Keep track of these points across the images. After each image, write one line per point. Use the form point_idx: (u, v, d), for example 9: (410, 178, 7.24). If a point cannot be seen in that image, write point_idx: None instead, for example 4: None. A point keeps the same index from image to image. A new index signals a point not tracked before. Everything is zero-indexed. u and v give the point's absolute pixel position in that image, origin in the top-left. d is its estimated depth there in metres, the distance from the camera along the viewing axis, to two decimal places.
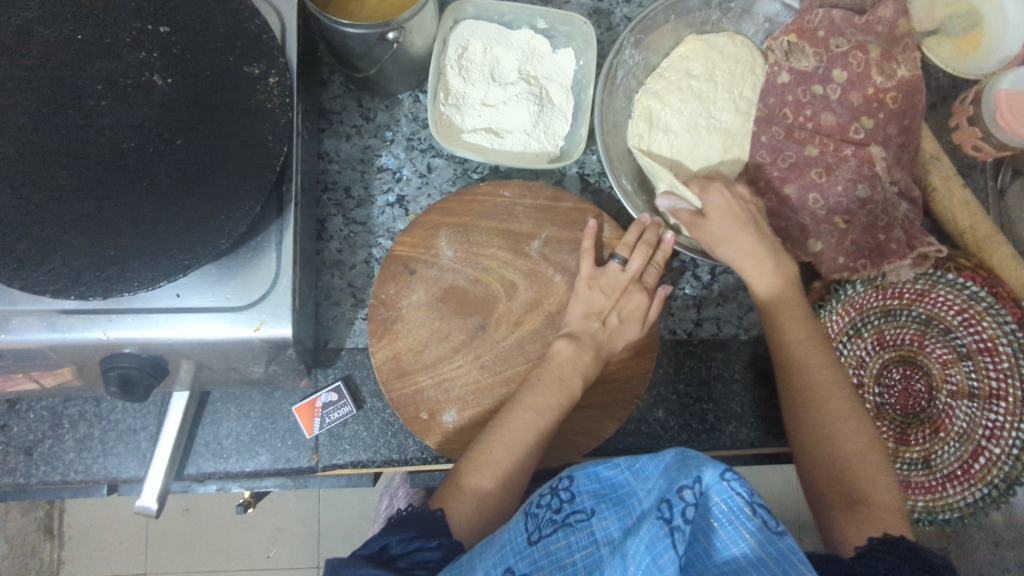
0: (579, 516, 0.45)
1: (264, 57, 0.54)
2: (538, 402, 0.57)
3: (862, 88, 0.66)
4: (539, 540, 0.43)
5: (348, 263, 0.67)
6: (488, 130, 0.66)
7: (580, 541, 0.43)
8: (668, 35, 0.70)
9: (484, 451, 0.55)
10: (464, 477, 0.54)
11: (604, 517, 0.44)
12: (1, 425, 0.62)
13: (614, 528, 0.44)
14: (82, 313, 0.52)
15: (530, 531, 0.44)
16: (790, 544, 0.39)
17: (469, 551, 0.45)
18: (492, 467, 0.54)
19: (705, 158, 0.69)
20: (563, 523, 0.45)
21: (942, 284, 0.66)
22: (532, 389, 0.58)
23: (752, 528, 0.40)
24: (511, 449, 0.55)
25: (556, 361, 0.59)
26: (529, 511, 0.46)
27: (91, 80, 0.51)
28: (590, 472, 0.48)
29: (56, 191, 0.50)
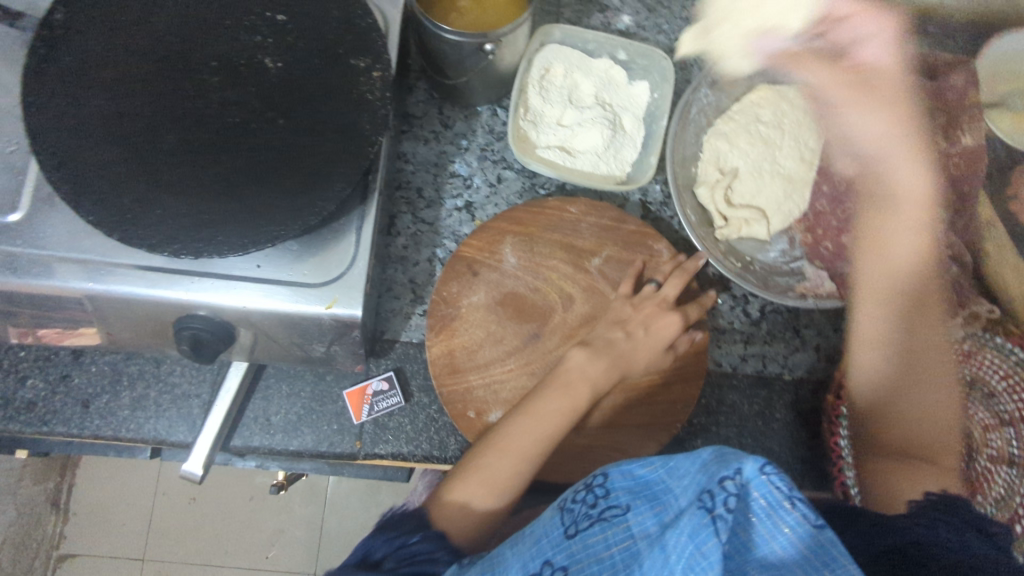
0: (613, 511, 0.47)
1: (369, 52, 0.57)
2: (548, 412, 0.57)
3: (923, 151, 0.68)
4: (576, 534, 0.46)
5: (412, 259, 0.69)
6: (560, 148, 0.69)
7: (615, 536, 0.45)
8: (741, 81, 0.74)
9: (484, 460, 0.56)
10: (456, 487, 0.56)
11: (639, 513, 0.46)
12: (63, 375, 0.64)
13: (649, 523, 0.45)
14: (167, 272, 0.54)
15: (566, 527, 0.47)
16: (830, 537, 0.39)
17: (510, 544, 0.49)
18: (494, 481, 0.55)
19: (767, 203, 0.70)
20: (600, 519, 0.47)
21: (989, 347, 0.68)
22: (541, 402, 0.58)
23: (792, 521, 0.39)
24: (517, 463, 0.56)
25: (572, 379, 0.60)
26: (566, 507, 0.49)
27: (208, 57, 0.55)
28: (626, 471, 0.50)
29: (163, 154, 0.53)
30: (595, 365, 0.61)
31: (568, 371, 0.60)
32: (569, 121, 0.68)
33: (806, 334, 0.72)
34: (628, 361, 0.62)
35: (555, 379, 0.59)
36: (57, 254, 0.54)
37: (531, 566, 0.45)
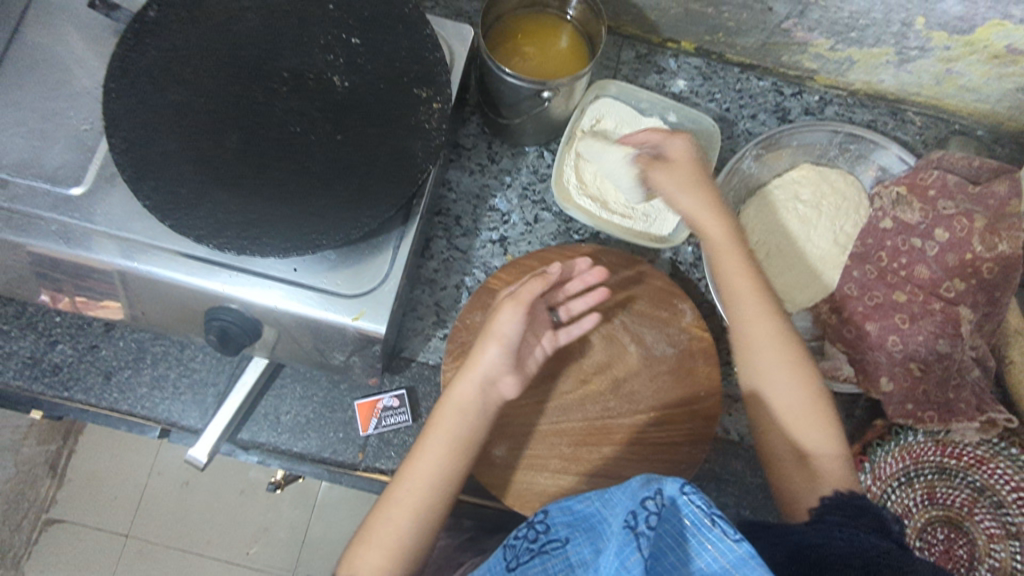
0: (554, 545, 0.47)
1: (432, 84, 0.59)
2: (438, 459, 0.57)
3: (959, 251, 0.68)
4: (517, 567, 0.47)
5: (440, 284, 0.71)
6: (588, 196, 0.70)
7: (555, 566, 0.46)
8: (786, 157, 0.75)
9: (382, 520, 0.56)
10: (357, 556, 0.55)
11: (579, 543, 0.47)
12: (91, 344, 0.66)
13: (587, 552, 0.46)
14: (208, 263, 0.57)
15: (508, 561, 0.48)
16: (749, 550, 0.38)
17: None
18: (387, 542, 0.55)
19: (794, 280, 0.71)
20: (541, 551, 0.48)
21: (1002, 457, 0.67)
22: (429, 456, 0.57)
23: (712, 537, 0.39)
24: (410, 516, 0.56)
25: (448, 418, 0.58)
26: (510, 543, 0.50)
27: (282, 69, 0.58)
28: (565, 507, 0.50)
29: (225, 153, 0.55)
30: (443, 421, 0.58)
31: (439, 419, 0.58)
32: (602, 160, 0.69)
33: None
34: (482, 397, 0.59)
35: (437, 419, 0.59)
36: (110, 232, 0.56)
37: None
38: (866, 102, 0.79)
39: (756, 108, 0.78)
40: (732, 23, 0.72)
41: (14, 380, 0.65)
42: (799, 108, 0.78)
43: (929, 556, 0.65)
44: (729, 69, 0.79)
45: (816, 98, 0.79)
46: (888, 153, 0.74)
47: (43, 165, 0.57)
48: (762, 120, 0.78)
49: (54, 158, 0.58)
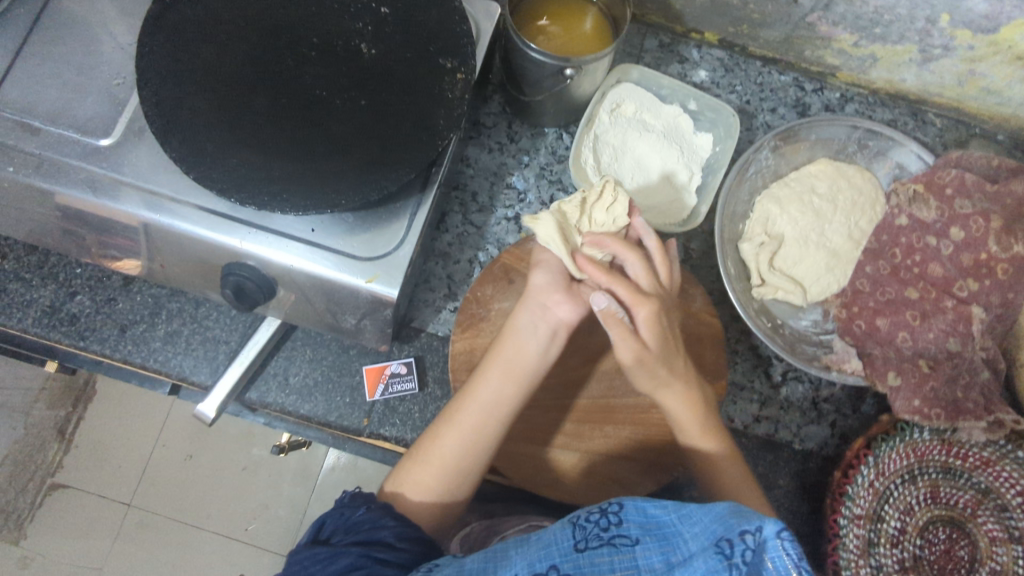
0: (623, 541, 0.46)
1: (457, 56, 0.60)
2: (496, 386, 0.58)
3: (974, 250, 0.67)
4: (584, 550, 0.47)
5: (454, 258, 0.71)
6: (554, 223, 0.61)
7: (621, 563, 0.45)
8: (804, 150, 0.75)
9: (433, 441, 0.58)
10: (407, 471, 0.58)
11: (648, 548, 0.45)
12: (109, 297, 0.68)
13: (655, 560, 0.44)
14: (228, 218, 0.58)
15: (577, 541, 0.48)
16: None
17: (518, 544, 0.51)
18: (435, 462, 0.58)
19: (806, 272, 0.71)
20: (609, 543, 0.47)
21: (1009, 459, 0.66)
22: (489, 383, 0.59)
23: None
24: (459, 440, 0.58)
25: (507, 347, 0.60)
26: (579, 523, 0.49)
27: (312, 34, 0.59)
28: (640, 505, 0.48)
29: (251, 111, 0.57)
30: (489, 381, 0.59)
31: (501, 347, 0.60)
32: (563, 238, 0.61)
33: (824, 409, 0.71)
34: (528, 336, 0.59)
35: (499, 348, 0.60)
36: (134, 182, 0.57)
37: (536, 568, 0.47)
38: (887, 101, 0.79)
39: (777, 102, 0.78)
40: (756, 15, 0.72)
41: (34, 327, 0.66)
42: (820, 104, 0.79)
43: (929, 555, 0.66)
44: (752, 62, 0.79)
45: (837, 95, 0.79)
46: (908, 151, 0.74)
47: (75, 116, 0.59)
48: (782, 114, 0.78)
49: (86, 110, 0.59)
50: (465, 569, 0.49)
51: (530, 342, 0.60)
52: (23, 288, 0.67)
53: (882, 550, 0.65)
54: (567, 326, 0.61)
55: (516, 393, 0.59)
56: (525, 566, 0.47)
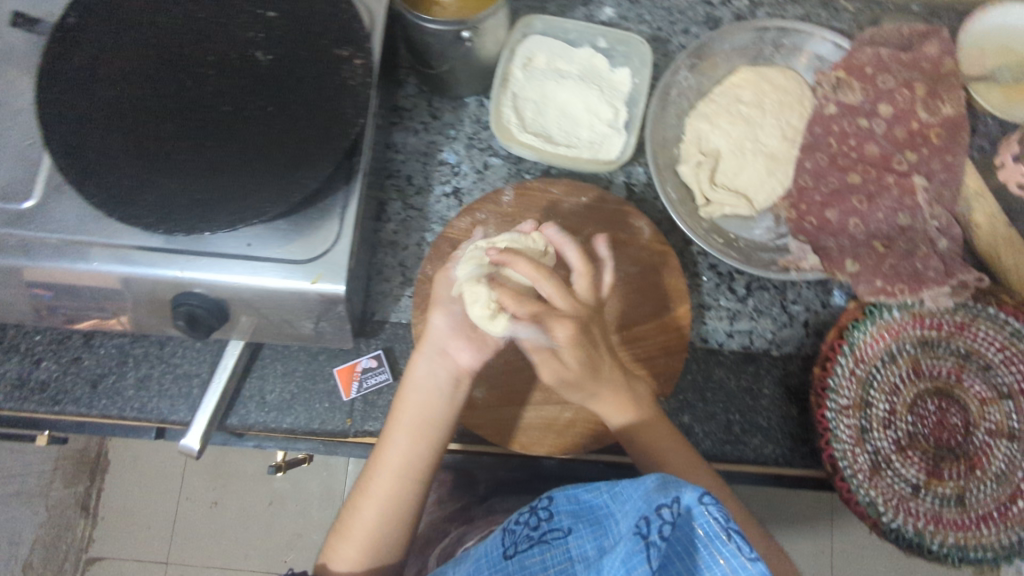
0: (555, 534, 0.50)
1: (351, 42, 0.60)
2: (404, 446, 0.58)
3: (906, 123, 0.69)
4: (514, 555, 0.50)
5: (402, 244, 0.72)
6: (487, 308, 0.57)
7: (555, 557, 0.48)
8: (722, 64, 0.75)
9: (356, 515, 0.58)
10: (336, 549, 0.58)
11: (580, 536, 0.49)
12: (74, 357, 0.68)
13: (588, 547, 0.48)
14: (164, 252, 0.58)
15: (507, 547, 0.51)
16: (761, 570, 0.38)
17: (454, 563, 0.53)
18: (360, 537, 0.57)
19: (749, 182, 0.71)
20: (541, 540, 0.50)
21: (982, 319, 0.66)
22: (395, 443, 0.59)
23: (728, 552, 0.40)
24: (376, 507, 0.57)
25: (409, 405, 0.59)
26: (510, 529, 0.53)
27: (205, 52, 0.59)
28: (571, 494, 0.52)
29: (161, 139, 0.57)
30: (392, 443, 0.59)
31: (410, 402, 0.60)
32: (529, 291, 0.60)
33: (794, 310, 0.72)
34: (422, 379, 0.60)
35: (400, 406, 0.60)
36: (64, 237, 0.57)
37: None
38: None
39: (687, 22, 0.78)
40: None
41: (6, 403, 0.66)
42: (731, 15, 0.78)
43: (923, 429, 0.66)
44: None
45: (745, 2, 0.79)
46: (821, 40, 0.73)
47: None
48: (695, 33, 0.78)
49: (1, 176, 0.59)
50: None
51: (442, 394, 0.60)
52: None
53: (875, 435, 0.66)
54: (469, 370, 0.61)
55: (421, 441, 0.59)
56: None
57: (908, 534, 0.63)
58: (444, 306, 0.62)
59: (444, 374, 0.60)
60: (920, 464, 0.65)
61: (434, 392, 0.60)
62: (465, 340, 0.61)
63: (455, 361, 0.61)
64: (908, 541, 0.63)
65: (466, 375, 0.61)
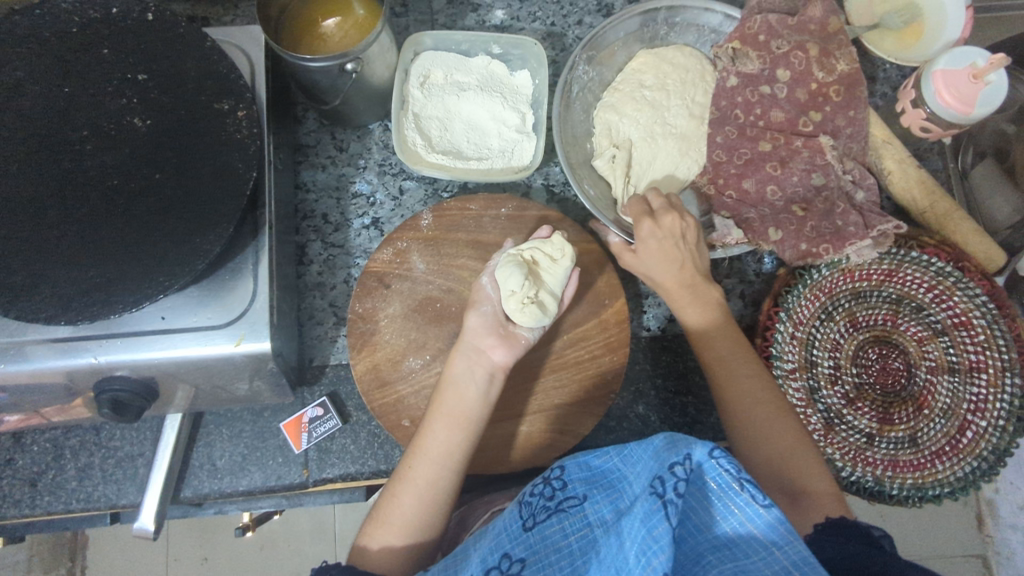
0: (572, 502, 0.54)
1: (232, 94, 0.58)
2: (441, 436, 0.58)
3: (806, 84, 0.69)
4: (534, 526, 0.52)
5: (329, 284, 0.70)
6: (521, 301, 0.61)
7: (574, 525, 0.52)
8: (620, 51, 0.76)
9: (391, 502, 0.57)
10: (368, 536, 0.56)
11: (595, 502, 0.53)
12: (6, 459, 0.65)
13: (605, 512, 0.52)
14: (75, 340, 0.56)
15: (526, 520, 0.53)
16: (775, 515, 0.45)
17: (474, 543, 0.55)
18: (398, 522, 0.56)
19: (665, 165, 0.71)
20: (558, 510, 0.54)
21: (908, 263, 0.68)
22: (434, 433, 0.58)
23: (742, 501, 0.46)
24: (416, 496, 0.56)
25: (448, 396, 0.59)
26: (525, 501, 0.56)
27: (80, 126, 0.56)
28: (582, 463, 0.57)
29: (44, 227, 0.53)
30: (433, 431, 0.58)
31: (447, 392, 0.59)
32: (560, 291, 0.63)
33: (728, 284, 0.73)
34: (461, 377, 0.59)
35: (439, 399, 0.60)
36: None
37: (490, 560, 0.50)
38: None
39: (581, 13, 0.77)
40: None
41: None
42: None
43: (867, 377, 0.68)
44: None
45: None
46: (712, 12, 0.74)
47: None
48: (590, 23, 0.77)
49: None
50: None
51: (488, 385, 0.60)
52: None
53: (825, 392, 0.68)
54: (504, 367, 0.61)
55: (464, 438, 0.58)
56: (481, 562, 0.50)
57: (869, 483, 0.65)
58: (476, 308, 0.62)
59: (484, 368, 0.60)
60: (870, 412, 0.68)
61: (474, 380, 0.59)
62: (497, 338, 0.61)
63: (491, 358, 0.60)
64: (870, 490, 0.65)
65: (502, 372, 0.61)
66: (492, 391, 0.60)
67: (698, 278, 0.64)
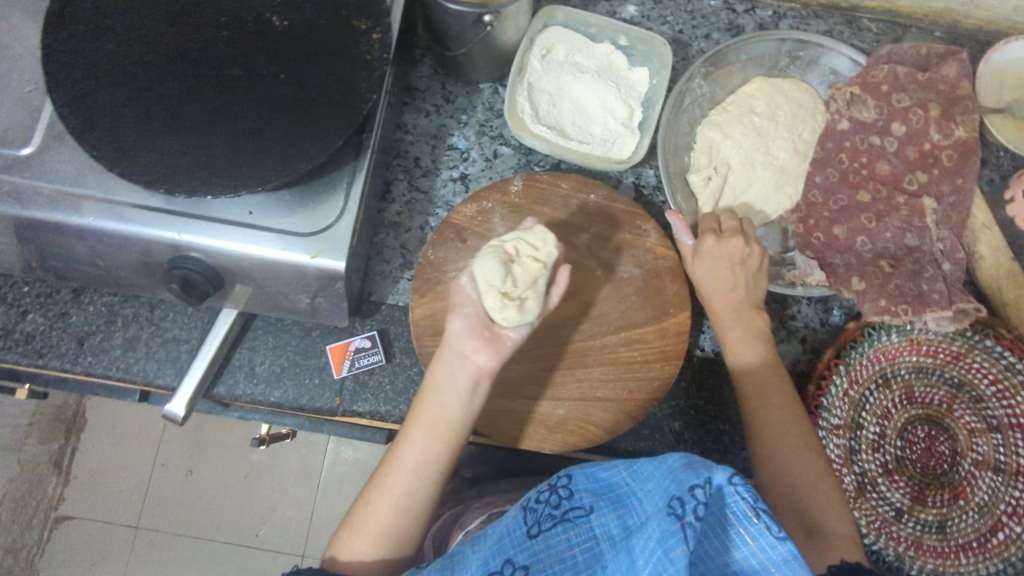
0: (577, 513, 0.52)
1: (371, 15, 0.59)
2: (422, 445, 0.58)
3: (918, 143, 0.69)
4: (538, 534, 0.51)
5: (404, 226, 0.71)
6: (500, 299, 0.59)
7: (579, 536, 0.50)
8: (736, 73, 0.75)
9: (364, 513, 0.57)
10: (342, 543, 0.57)
11: (602, 514, 0.51)
12: (61, 312, 0.67)
13: (612, 525, 0.50)
14: (164, 213, 0.57)
15: (530, 526, 0.51)
16: (790, 550, 0.41)
17: (471, 543, 0.52)
18: (371, 532, 0.56)
19: (757, 196, 0.71)
20: (562, 519, 0.51)
21: (978, 350, 0.67)
22: (413, 442, 0.58)
23: (757, 532, 0.42)
24: (392, 506, 0.56)
25: (431, 402, 0.59)
26: (529, 507, 0.53)
27: (220, 12, 0.58)
28: (589, 473, 0.55)
29: (166, 97, 0.55)
30: (412, 440, 0.58)
31: (427, 403, 0.59)
32: (541, 283, 0.61)
33: (792, 326, 0.72)
34: (445, 391, 0.59)
35: (421, 405, 0.59)
36: (61, 188, 0.56)
37: (494, 565, 0.49)
38: (821, 12, 0.79)
39: (710, 27, 0.77)
40: None
41: None
42: (753, 24, 0.78)
43: (910, 454, 0.66)
44: None
45: (769, 12, 0.78)
46: (838, 54, 0.74)
47: None
48: (716, 39, 0.77)
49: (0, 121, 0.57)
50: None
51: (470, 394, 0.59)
52: None
53: (864, 456, 0.66)
54: (487, 372, 0.59)
55: (446, 449, 0.58)
56: (481, 566, 0.49)
57: (889, 557, 0.63)
58: (459, 310, 0.61)
59: (466, 376, 0.59)
60: (905, 488, 0.66)
61: (458, 388, 0.59)
62: (481, 342, 0.59)
63: (474, 362, 0.59)
64: (889, 564, 0.63)
65: (486, 376, 0.59)
66: (471, 400, 0.59)
67: (747, 303, 0.65)
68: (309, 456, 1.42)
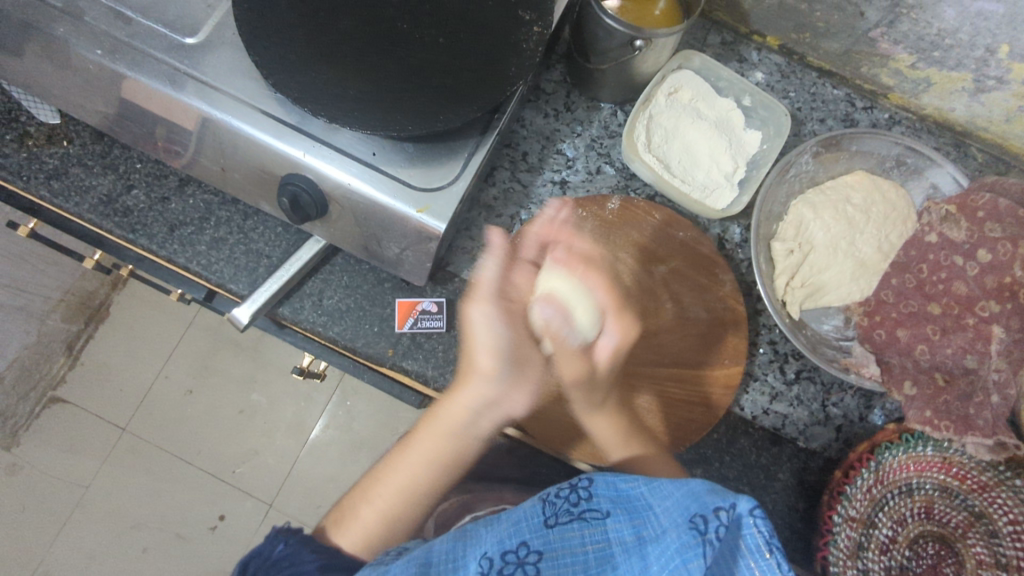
0: (593, 514, 0.53)
1: (538, 10, 0.63)
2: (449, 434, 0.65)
3: (998, 274, 0.67)
4: (554, 526, 0.53)
5: (496, 211, 0.74)
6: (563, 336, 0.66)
7: (593, 536, 0.51)
8: (842, 161, 0.78)
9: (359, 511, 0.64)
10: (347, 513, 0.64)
11: (618, 521, 0.51)
12: (163, 198, 0.70)
13: (626, 533, 0.50)
14: (296, 131, 0.60)
15: (547, 516, 0.54)
16: None
17: (485, 524, 0.58)
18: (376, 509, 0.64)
19: (831, 281, 0.73)
20: (579, 517, 0.54)
21: (1006, 487, 0.65)
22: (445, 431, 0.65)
23: (766, 567, 0.41)
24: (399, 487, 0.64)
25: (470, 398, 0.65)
26: (548, 501, 0.57)
27: None
28: (610, 481, 0.55)
29: (334, 30, 0.59)
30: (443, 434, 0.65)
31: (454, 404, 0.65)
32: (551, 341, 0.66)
33: (832, 411, 0.74)
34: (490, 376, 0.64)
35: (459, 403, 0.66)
36: (210, 81, 0.59)
37: (510, 544, 0.52)
38: (933, 129, 0.82)
39: (826, 113, 0.81)
40: (822, 23, 0.76)
41: (87, 213, 0.68)
42: (869, 121, 0.81)
43: (915, 566, 0.66)
44: (808, 72, 0.82)
45: (885, 115, 0.82)
46: (944, 174, 0.76)
47: (166, 10, 0.61)
48: (830, 125, 0.81)
49: (177, 8, 0.61)
50: (434, 551, 0.55)
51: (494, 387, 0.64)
52: (84, 173, 0.69)
53: (871, 555, 0.66)
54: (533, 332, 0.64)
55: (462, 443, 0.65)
56: (496, 543, 0.53)
57: None
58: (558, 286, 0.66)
59: (489, 421, 0.65)
60: None
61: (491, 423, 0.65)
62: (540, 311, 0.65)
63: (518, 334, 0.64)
64: None
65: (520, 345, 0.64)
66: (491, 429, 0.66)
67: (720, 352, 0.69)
68: (307, 410, 1.43)
